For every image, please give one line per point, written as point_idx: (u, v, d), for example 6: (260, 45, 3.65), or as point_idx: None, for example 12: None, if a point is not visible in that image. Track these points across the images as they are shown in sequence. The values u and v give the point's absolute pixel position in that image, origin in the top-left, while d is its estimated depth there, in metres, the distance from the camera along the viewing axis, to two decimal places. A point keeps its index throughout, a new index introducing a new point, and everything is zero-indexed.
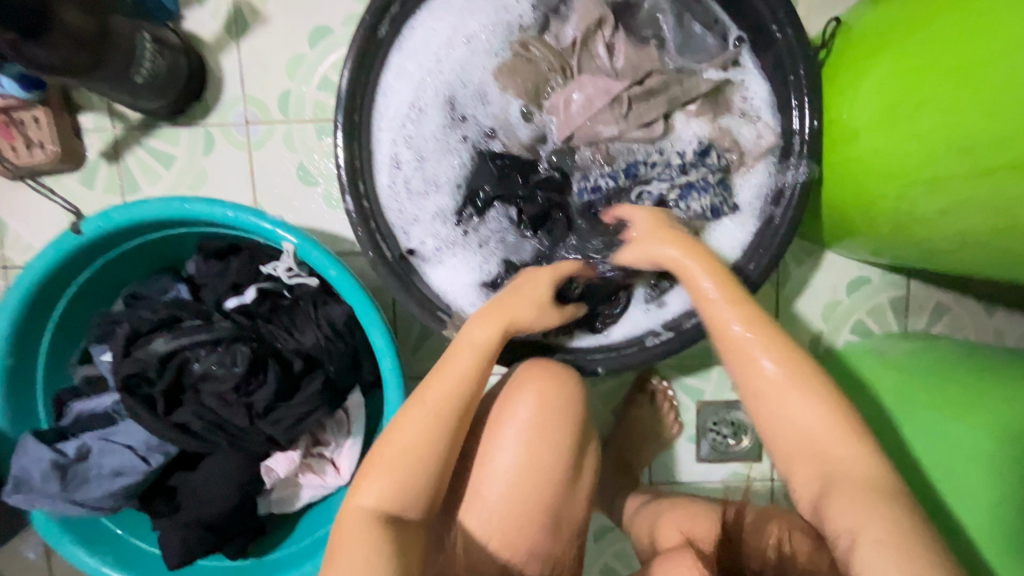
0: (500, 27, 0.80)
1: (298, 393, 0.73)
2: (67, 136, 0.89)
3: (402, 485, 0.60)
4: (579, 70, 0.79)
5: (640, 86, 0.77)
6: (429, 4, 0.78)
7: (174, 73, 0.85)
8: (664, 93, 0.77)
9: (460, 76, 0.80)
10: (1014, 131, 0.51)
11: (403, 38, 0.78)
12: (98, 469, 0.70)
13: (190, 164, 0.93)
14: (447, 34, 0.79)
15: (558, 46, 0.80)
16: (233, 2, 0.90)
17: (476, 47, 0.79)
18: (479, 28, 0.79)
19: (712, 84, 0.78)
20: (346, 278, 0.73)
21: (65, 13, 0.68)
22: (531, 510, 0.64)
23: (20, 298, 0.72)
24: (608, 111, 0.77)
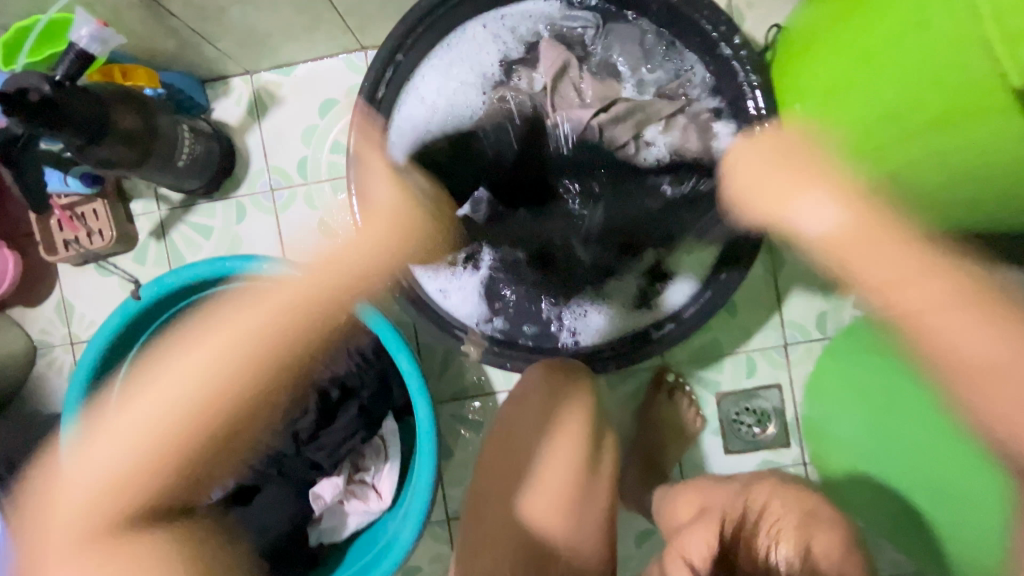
0: (477, 82, 0.91)
1: (337, 420, 0.82)
2: (121, 221, 1.03)
3: None
4: (553, 105, 0.87)
5: (608, 112, 0.85)
6: (420, 69, 0.90)
7: (209, 156, 0.98)
8: (631, 118, 0.86)
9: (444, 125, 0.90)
10: (925, 91, 0.60)
11: (400, 101, 0.90)
12: (167, 508, 0.77)
13: (226, 233, 1.05)
14: (432, 93, 0.91)
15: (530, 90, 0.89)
16: (253, 90, 1.04)
17: (457, 102, 0.91)
18: (460, 84, 0.91)
19: (673, 106, 0.87)
20: (370, 310, 0.82)
21: (122, 116, 0.82)
22: (560, 490, 0.74)
23: (93, 362, 0.83)
24: (581, 141, 0.86)
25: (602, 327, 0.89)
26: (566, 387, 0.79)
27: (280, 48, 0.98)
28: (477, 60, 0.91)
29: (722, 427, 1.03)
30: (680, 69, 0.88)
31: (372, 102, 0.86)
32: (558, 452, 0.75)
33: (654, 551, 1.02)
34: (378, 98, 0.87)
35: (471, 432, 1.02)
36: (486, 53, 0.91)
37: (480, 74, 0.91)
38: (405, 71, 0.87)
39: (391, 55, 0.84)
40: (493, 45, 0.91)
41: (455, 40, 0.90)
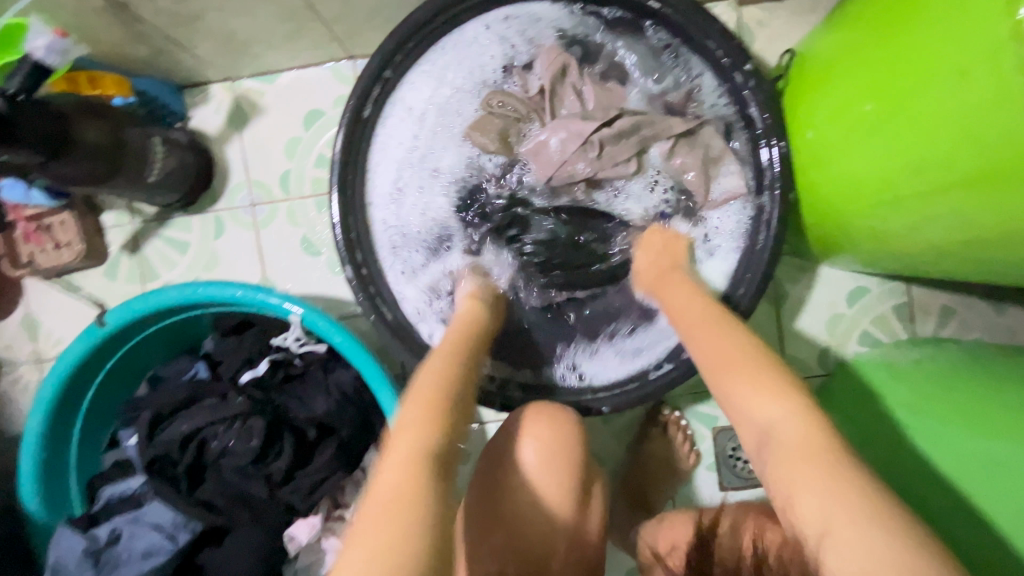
0: (476, 89, 0.84)
1: (314, 459, 0.77)
2: (91, 234, 0.97)
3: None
4: (550, 112, 0.82)
5: (610, 127, 0.80)
6: (409, 72, 0.82)
7: (184, 169, 0.92)
8: (635, 135, 0.80)
9: (434, 143, 0.84)
10: (948, 153, 0.55)
11: (388, 109, 0.83)
12: (128, 553, 0.72)
13: (204, 249, 1.00)
14: (422, 103, 0.84)
15: (524, 95, 0.83)
16: (233, 97, 0.99)
17: (449, 113, 0.84)
18: (454, 91, 0.83)
19: (686, 125, 0.81)
20: (351, 342, 0.76)
21: (86, 129, 0.76)
22: (544, 551, 0.68)
23: (53, 391, 0.77)
24: (579, 154, 0.80)
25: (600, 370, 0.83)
26: (560, 433, 0.71)
27: (262, 56, 0.92)
28: (477, 61, 0.84)
29: (717, 463, 1.00)
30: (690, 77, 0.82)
31: (357, 122, 0.80)
32: (549, 511, 0.68)
33: None
34: (364, 117, 0.80)
35: (457, 464, 0.98)
36: (489, 56, 0.84)
37: (479, 79, 0.84)
38: (394, 87, 0.82)
39: (379, 71, 0.78)
40: (497, 45, 0.84)
41: (456, 36, 0.82)
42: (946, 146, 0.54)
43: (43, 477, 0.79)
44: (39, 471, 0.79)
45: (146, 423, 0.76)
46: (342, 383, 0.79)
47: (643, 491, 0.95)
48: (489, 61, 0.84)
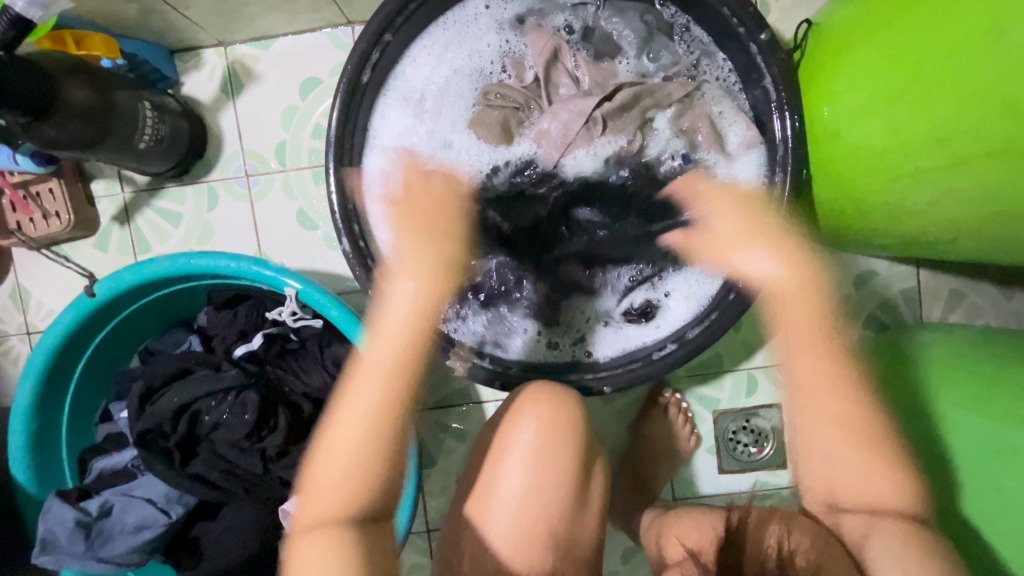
0: (473, 75, 0.84)
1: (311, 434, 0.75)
2: (80, 204, 0.94)
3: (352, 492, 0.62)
4: (548, 99, 0.81)
5: (610, 101, 0.78)
6: (409, 49, 0.81)
7: (176, 136, 0.89)
8: (635, 107, 0.79)
9: (438, 129, 0.83)
10: (979, 123, 0.53)
11: (384, 99, 0.82)
12: (122, 525, 0.71)
13: (197, 220, 0.97)
14: (419, 90, 0.83)
15: (520, 85, 0.82)
16: (227, 64, 0.95)
17: (447, 100, 0.84)
18: (453, 72, 0.83)
19: (685, 88, 0.79)
20: (348, 316, 0.74)
21: (73, 89, 0.73)
22: (542, 535, 0.65)
23: (42, 362, 0.75)
24: (583, 133, 0.78)
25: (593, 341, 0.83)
26: (562, 414, 0.69)
27: (257, 18, 0.88)
28: (474, 48, 0.84)
29: (716, 446, 0.99)
30: (687, 55, 0.81)
31: (355, 88, 0.75)
32: (549, 489, 0.66)
33: (638, 569, 0.99)
34: (363, 82, 0.76)
35: (454, 443, 0.97)
36: (487, 43, 0.84)
37: (475, 65, 0.84)
38: (394, 53, 0.78)
39: (379, 34, 0.74)
40: (494, 34, 0.84)
41: (452, 20, 0.82)
42: (979, 112, 0.53)
43: (33, 448, 0.78)
44: (29, 443, 0.77)
45: (136, 396, 0.75)
46: (338, 359, 0.77)
47: (642, 473, 0.94)
48: (486, 49, 0.84)
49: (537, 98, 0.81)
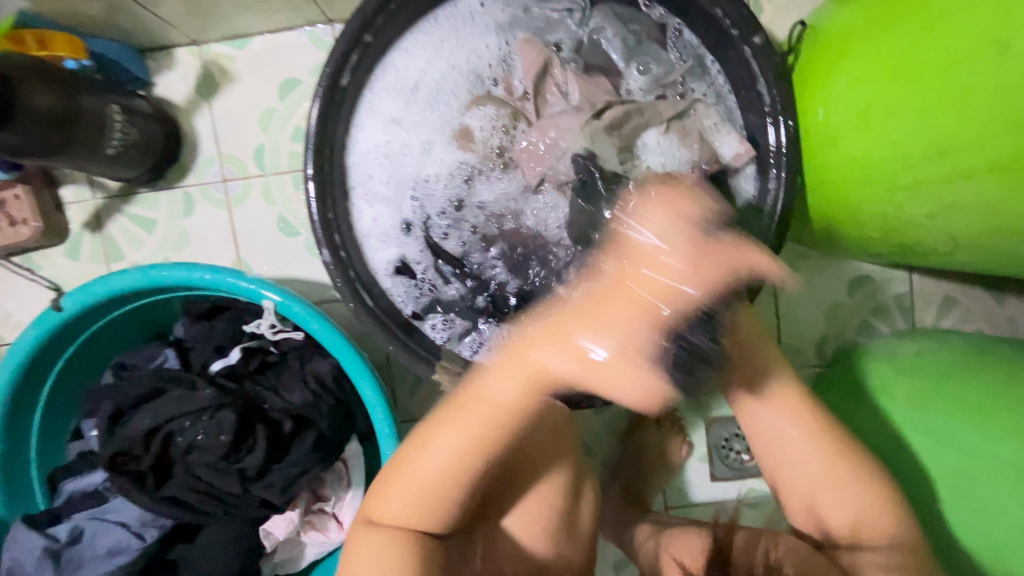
0: (468, 74, 0.80)
1: (289, 454, 0.72)
2: (49, 211, 0.90)
3: (417, 506, 0.57)
4: (536, 111, 0.78)
5: (600, 120, 0.74)
6: (400, 43, 0.78)
7: (148, 140, 0.85)
8: (627, 125, 0.75)
9: (425, 131, 0.80)
10: (985, 133, 0.51)
11: (372, 92, 0.79)
12: (92, 551, 0.69)
13: (172, 227, 0.94)
14: (412, 82, 0.79)
15: (510, 97, 0.79)
16: (202, 63, 0.91)
17: (440, 96, 0.80)
18: (447, 69, 0.80)
19: (675, 108, 0.76)
20: (329, 329, 0.71)
21: (35, 94, 0.69)
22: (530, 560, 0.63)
23: (8, 380, 0.72)
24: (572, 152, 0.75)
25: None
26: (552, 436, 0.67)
27: (231, 17, 0.84)
28: (472, 47, 0.80)
29: (709, 454, 0.97)
30: (680, 62, 0.79)
31: (334, 91, 0.72)
32: (541, 512, 0.64)
33: None
34: (342, 84, 0.72)
35: None
36: (487, 43, 0.80)
37: (471, 66, 0.80)
38: (375, 54, 0.75)
39: (359, 35, 0.70)
40: (494, 36, 0.80)
41: (449, 14, 0.79)
42: (982, 125, 0.51)
43: (1, 470, 0.75)
44: None
45: (105, 417, 0.73)
46: (320, 372, 0.75)
47: (634, 484, 0.93)
48: (485, 50, 0.80)
49: (525, 109, 0.78)
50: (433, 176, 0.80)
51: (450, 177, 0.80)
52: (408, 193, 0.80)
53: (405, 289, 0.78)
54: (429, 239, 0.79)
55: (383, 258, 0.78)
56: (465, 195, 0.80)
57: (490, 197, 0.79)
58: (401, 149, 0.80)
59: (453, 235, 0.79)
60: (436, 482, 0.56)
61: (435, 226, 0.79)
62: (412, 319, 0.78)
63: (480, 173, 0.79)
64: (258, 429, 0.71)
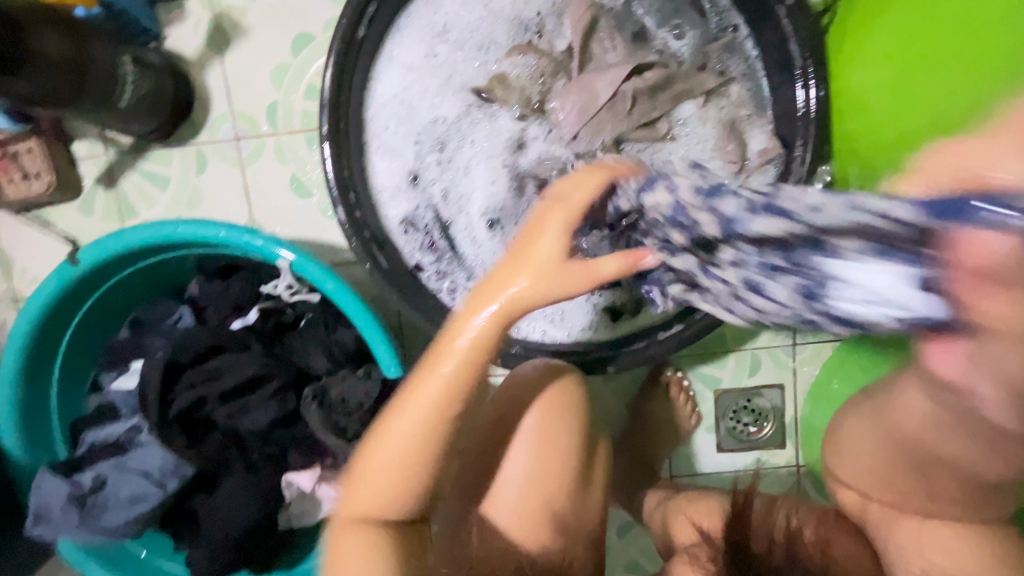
0: (510, 20, 0.77)
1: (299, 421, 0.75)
2: (61, 166, 0.89)
3: (386, 500, 0.55)
4: (578, 71, 0.76)
5: (641, 77, 0.73)
6: None
7: (159, 95, 0.84)
8: (668, 90, 0.74)
9: (454, 78, 0.78)
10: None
11: (404, 29, 0.76)
12: (115, 497, 0.71)
13: (185, 185, 0.93)
14: (443, 27, 0.77)
15: (551, 54, 0.77)
16: (213, 16, 0.89)
17: (474, 41, 0.77)
18: (485, 13, 0.77)
19: (716, 80, 0.75)
20: (345, 290, 0.71)
21: (44, 41, 0.67)
22: (538, 527, 0.63)
23: (27, 330, 0.73)
24: (609, 108, 0.74)
25: (569, 320, 0.78)
26: (564, 403, 0.66)
27: None
28: None
29: (716, 424, 0.98)
30: (720, 31, 0.76)
31: (350, 43, 0.70)
32: (554, 475, 0.64)
33: (634, 543, 1.00)
34: (358, 38, 0.70)
35: None
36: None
37: (513, 14, 0.77)
38: (394, 6, 0.73)
39: None
40: None
41: None
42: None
43: (22, 420, 0.76)
44: (18, 412, 0.75)
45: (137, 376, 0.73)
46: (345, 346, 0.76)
47: (642, 453, 0.94)
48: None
49: (567, 66, 0.76)
50: (459, 125, 0.78)
51: (475, 129, 0.78)
52: (429, 144, 0.78)
53: (417, 245, 0.77)
54: (445, 194, 0.78)
55: (400, 212, 0.77)
56: (483, 154, 0.78)
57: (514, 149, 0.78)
58: (424, 97, 0.78)
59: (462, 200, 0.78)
60: (403, 460, 0.55)
61: (450, 184, 0.78)
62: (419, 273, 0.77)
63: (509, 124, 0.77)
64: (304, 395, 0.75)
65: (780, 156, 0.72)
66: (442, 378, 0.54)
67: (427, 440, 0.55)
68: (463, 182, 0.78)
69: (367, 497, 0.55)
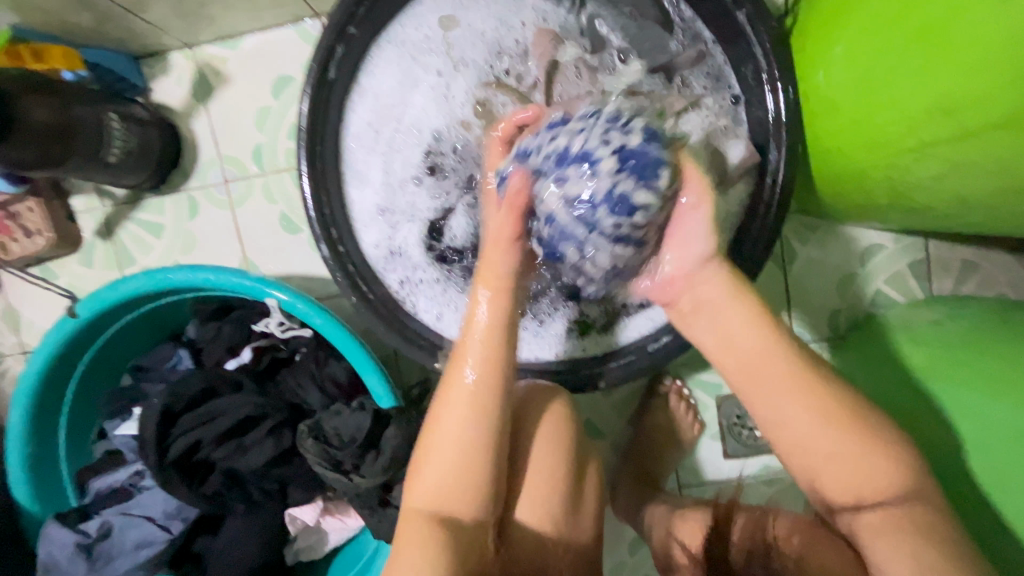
0: (485, 50, 0.79)
1: (296, 457, 0.76)
2: (61, 221, 0.93)
3: (452, 482, 0.57)
4: (547, 102, 0.76)
5: (609, 107, 0.73)
6: (414, 13, 0.77)
7: (148, 146, 0.87)
8: (639, 113, 0.71)
9: (431, 106, 0.79)
10: (993, 90, 0.48)
11: (378, 59, 0.78)
12: (122, 544, 0.72)
13: (179, 231, 0.95)
14: (421, 55, 0.78)
15: (520, 86, 0.78)
16: (195, 67, 0.92)
17: (451, 67, 0.79)
18: (467, 38, 0.78)
19: (685, 99, 0.73)
20: (332, 324, 0.72)
21: (34, 107, 0.70)
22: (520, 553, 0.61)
23: (32, 384, 0.75)
24: None
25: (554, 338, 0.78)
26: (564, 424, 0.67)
27: (220, 17, 0.84)
28: (504, 19, 0.78)
29: (721, 432, 0.97)
30: (682, 45, 0.76)
31: (322, 85, 0.72)
32: (540, 494, 0.63)
33: (647, 557, 0.99)
34: (329, 78, 0.72)
35: None
36: (519, 22, 0.78)
37: (491, 39, 0.78)
38: (363, 45, 0.74)
39: (342, 27, 0.70)
40: (529, 11, 0.78)
41: None
42: (982, 79, 0.48)
43: (33, 472, 0.78)
44: (28, 465, 0.77)
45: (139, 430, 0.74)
46: (336, 378, 0.78)
47: (645, 467, 0.93)
48: (517, 27, 0.78)
49: (533, 98, 0.77)
50: (438, 150, 0.79)
51: (451, 155, 0.79)
52: (412, 170, 0.79)
53: (403, 268, 0.78)
54: (423, 224, 0.79)
55: (375, 240, 0.78)
56: (459, 178, 0.78)
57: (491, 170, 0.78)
58: (399, 127, 0.79)
59: (430, 233, 0.78)
60: (468, 440, 0.57)
61: (433, 208, 0.79)
62: (397, 293, 0.77)
63: (478, 150, 0.78)
64: (299, 430, 0.75)
65: (756, 165, 0.70)
66: (473, 332, 0.59)
67: (490, 381, 0.58)
68: (443, 208, 0.79)
69: (431, 487, 0.57)
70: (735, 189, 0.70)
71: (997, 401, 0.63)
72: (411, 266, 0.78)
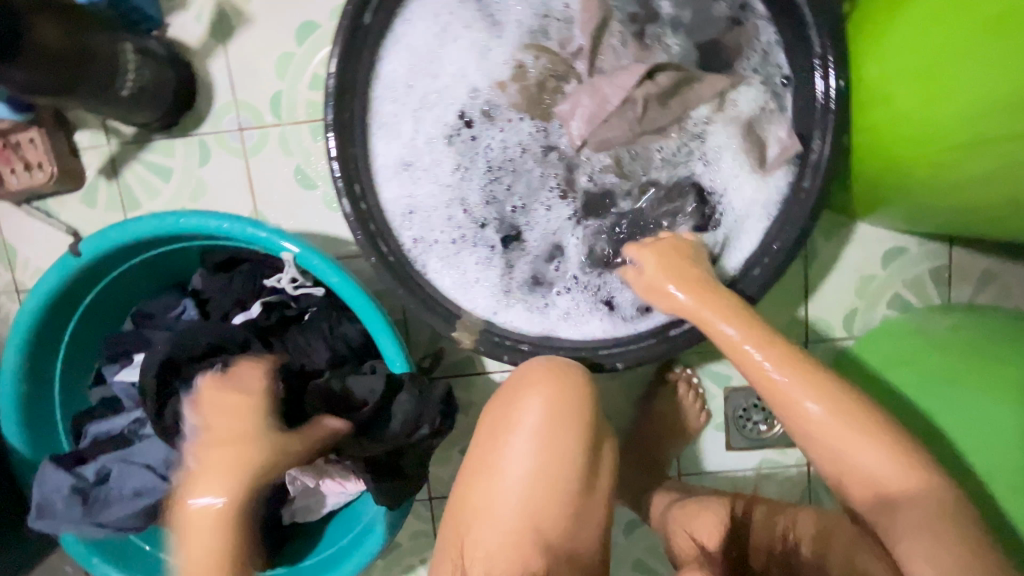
0: (529, 10, 0.75)
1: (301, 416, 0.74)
2: (64, 156, 0.88)
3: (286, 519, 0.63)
4: (589, 71, 0.74)
5: (654, 81, 0.71)
6: None
7: (161, 83, 0.83)
8: (679, 94, 0.72)
9: (466, 63, 0.75)
10: None
11: (413, 10, 0.74)
12: (120, 490, 0.71)
13: (188, 176, 0.92)
14: (460, 9, 0.75)
15: (560, 51, 0.74)
16: (216, 3, 0.87)
17: (490, 25, 0.75)
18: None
19: (727, 79, 0.72)
20: (350, 284, 0.70)
21: (45, 27, 0.66)
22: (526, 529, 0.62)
23: (29, 322, 0.72)
24: (616, 114, 0.71)
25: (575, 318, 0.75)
26: (580, 410, 0.65)
27: None
28: None
29: (726, 424, 0.96)
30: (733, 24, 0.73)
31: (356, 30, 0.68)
32: (553, 473, 0.63)
33: (641, 540, 0.99)
34: (364, 24, 0.70)
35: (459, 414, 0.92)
36: None
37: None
38: None
39: None
40: None
41: None
42: None
43: (25, 413, 0.76)
44: (21, 405, 0.75)
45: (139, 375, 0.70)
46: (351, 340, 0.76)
47: (649, 454, 0.92)
48: None
49: (575, 66, 0.74)
50: (468, 110, 0.75)
51: (481, 117, 0.75)
52: (439, 129, 0.76)
53: (422, 228, 0.75)
54: (446, 186, 0.75)
55: (394, 196, 0.75)
56: (489, 143, 0.76)
57: (522, 138, 0.75)
58: (431, 83, 0.75)
59: (452, 195, 0.75)
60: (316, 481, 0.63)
61: (458, 170, 0.75)
62: (409, 253, 0.75)
63: (511, 114, 0.75)
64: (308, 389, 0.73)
65: (799, 152, 0.69)
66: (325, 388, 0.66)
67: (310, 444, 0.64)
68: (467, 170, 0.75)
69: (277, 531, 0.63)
70: (771, 177, 0.71)
71: (1010, 408, 0.63)
72: (429, 229, 0.75)
